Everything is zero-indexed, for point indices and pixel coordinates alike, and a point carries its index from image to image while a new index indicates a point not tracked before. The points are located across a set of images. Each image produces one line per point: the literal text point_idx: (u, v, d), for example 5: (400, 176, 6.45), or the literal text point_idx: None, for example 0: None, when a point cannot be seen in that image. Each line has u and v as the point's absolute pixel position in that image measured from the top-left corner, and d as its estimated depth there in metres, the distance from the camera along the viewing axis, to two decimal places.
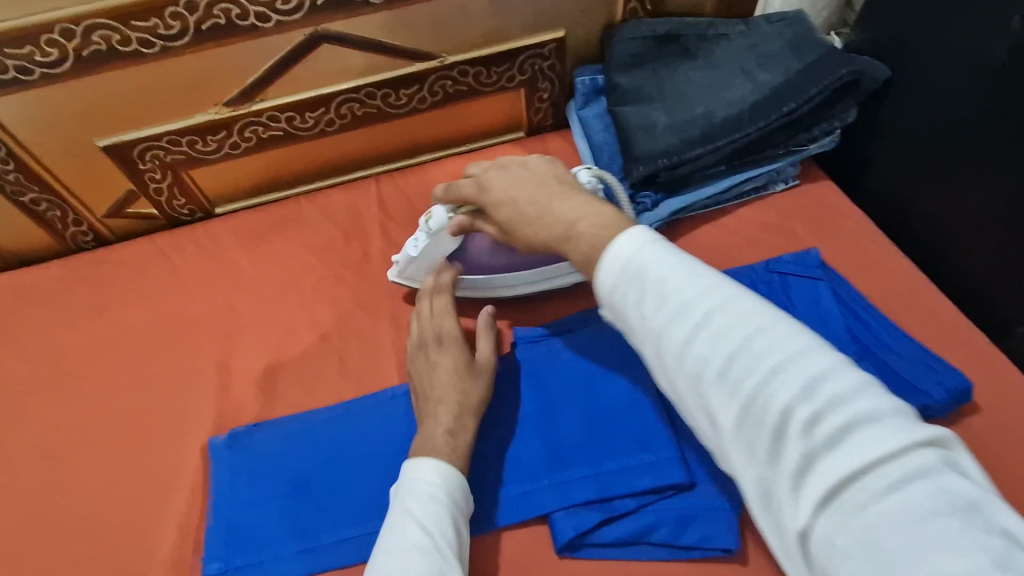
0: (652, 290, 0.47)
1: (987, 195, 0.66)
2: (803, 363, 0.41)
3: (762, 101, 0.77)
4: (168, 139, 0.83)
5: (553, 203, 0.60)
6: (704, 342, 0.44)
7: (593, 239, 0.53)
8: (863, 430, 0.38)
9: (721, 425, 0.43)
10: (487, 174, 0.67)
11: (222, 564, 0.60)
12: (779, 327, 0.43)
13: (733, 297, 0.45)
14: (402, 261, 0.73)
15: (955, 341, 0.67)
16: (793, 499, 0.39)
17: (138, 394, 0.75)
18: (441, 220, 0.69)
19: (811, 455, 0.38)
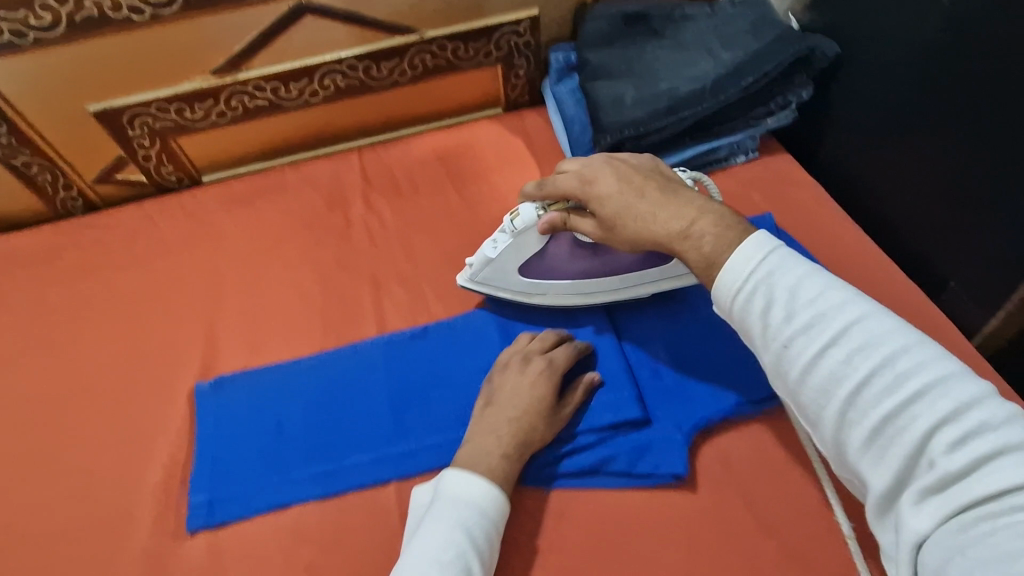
0: (782, 302, 0.47)
1: (924, 160, 0.71)
2: (947, 386, 0.41)
3: (723, 77, 0.82)
4: (156, 106, 0.86)
5: (669, 200, 0.58)
6: (840, 357, 0.44)
7: (716, 241, 0.53)
8: (1007, 456, 0.38)
9: (848, 438, 0.44)
10: (592, 169, 0.64)
11: (207, 495, 0.64)
12: (922, 350, 0.43)
13: (874, 315, 0.45)
14: (477, 263, 0.70)
15: (894, 296, 0.73)
16: (916, 511, 0.40)
17: (127, 347, 0.78)
18: (529, 220, 0.66)
19: (945, 474, 0.39)
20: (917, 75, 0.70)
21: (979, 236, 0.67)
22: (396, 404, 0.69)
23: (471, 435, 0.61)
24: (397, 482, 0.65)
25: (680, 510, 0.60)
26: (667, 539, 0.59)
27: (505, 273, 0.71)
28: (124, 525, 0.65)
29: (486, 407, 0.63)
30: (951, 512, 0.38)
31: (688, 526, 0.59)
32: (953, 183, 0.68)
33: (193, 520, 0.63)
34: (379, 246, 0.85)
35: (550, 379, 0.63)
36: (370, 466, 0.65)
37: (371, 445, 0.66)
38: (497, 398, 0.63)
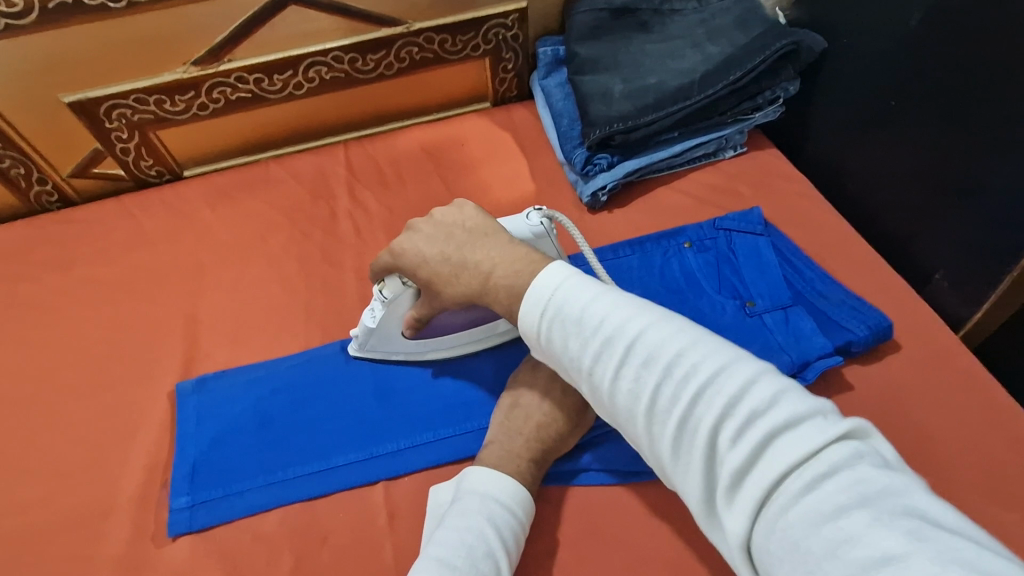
0: (576, 327, 0.47)
1: (907, 154, 0.72)
2: (722, 379, 0.40)
3: (711, 72, 0.82)
4: (135, 98, 0.84)
5: (470, 255, 0.58)
6: (631, 373, 0.43)
7: (510, 290, 0.54)
8: (783, 437, 0.37)
9: (660, 452, 0.42)
10: (399, 240, 0.62)
11: (190, 498, 0.63)
12: (699, 346, 0.42)
13: (655, 321, 0.45)
14: (361, 334, 0.67)
15: (880, 289, 0.73)
16: (727, 517, 0.38)
17: (105, 344, 0.76)
18: (397, 289, 0.63)
19: (736, 470, 0.37)
20: (900, 69, 0.70)
21: (963, 230, 0.67)
22: (384, 403, 0.68)
23: (497, 434, 0.60)
24: (385, 481, 0.63)
25: (672, 505, 0.60)
26: (658, 534, 0.59)
27: (389, 338, 0.67)
28: (101, 527, 0.63)
29: (514, 408, 0.62)
30: (754, 509, 0.36)
31: (679, 520, 0.59)
32: (937, 177, 0.69)
33: (175, 524, 0.61)
34: (365, 241, 0.83)
35: (578, 386, 0.61)
36: (357, 465, 0.64)
37: (357, 444, 0.65)
38: (524, 400, 0.62)
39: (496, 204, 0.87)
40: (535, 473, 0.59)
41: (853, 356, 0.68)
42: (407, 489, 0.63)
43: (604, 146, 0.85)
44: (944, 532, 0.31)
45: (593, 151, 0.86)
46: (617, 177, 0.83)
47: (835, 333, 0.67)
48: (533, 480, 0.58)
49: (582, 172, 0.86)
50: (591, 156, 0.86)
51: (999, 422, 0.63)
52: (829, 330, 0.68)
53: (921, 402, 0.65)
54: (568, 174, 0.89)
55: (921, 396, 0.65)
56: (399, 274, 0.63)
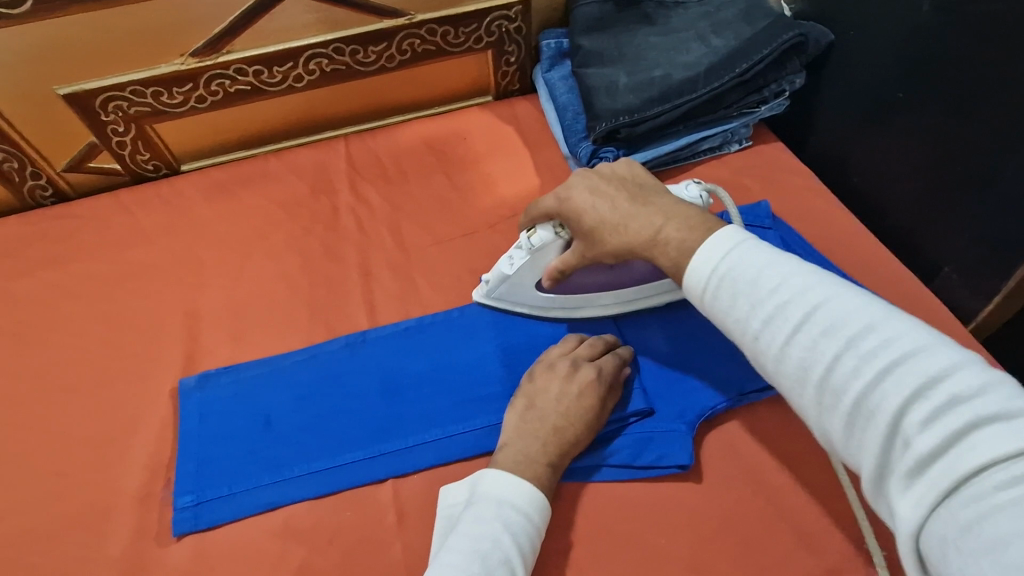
0: (745, 289, 0.45)
1: (918, 146, 0.71)
2: (920, 357, 0.37)
3: (716, 65, 0.81)
4: (131, 90, 0.82)
5: (642, 207, 0.56)
6: (804, 341, 0.41)
7: (682, 244, 0.51)
8: (988, 427, 0.33)
9: (830, 426, 0.40)
10: (566, 185, 0.62)
11: (194, 497, 0.61)
12: (894, 323, 0.39)
13: (842, 293, 0.42)
14: (494, 279, 0.69)
15: (889, 282, 0.73)
16: (898, 500, 0.35)
17: (103, 341, 0.74)
18: (548, 237, 0.64)
19: (921, 453, 0.34)
20: (910, 61, 0.70)
21: (974, 222, 0.67)
22: (391, 399, 0.67)
23: (513, 437, 0.59)
24: (394, 478, 0.62)
25: (684, 500, 0.60)
26: (671, 530, 0.58)
27: (522, 288, 0.68)
28: (102, 528, 0.61)
29: (529, 408, 0.61)
30: (936, 495, 0.33)
31: (691, 516, 0.59)
32: (947, 169, 0.68)
33: (179, 523, 0.60)
34: (368, 236, 0.82)
35: (594, 389, 0.61)
36: (365, 462, 0.63)
37: (365, 441, 0.64)
38: (540, 403, 0.61)
39: (500, 198, 0.86)
40: (553, 477, 0.57)
41: None
42: (416, 486, 0.62)
43: (609, 140, 0.84)
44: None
45: (599, 145, 0.85)
46: None
47: None
48: (550, 486, 0.57)
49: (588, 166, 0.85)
50: (596, 149, 0.85)
51: None
52: None
53: None
54: (572, 168, 0.89)
55: None
56: (554, 221, 0.64)
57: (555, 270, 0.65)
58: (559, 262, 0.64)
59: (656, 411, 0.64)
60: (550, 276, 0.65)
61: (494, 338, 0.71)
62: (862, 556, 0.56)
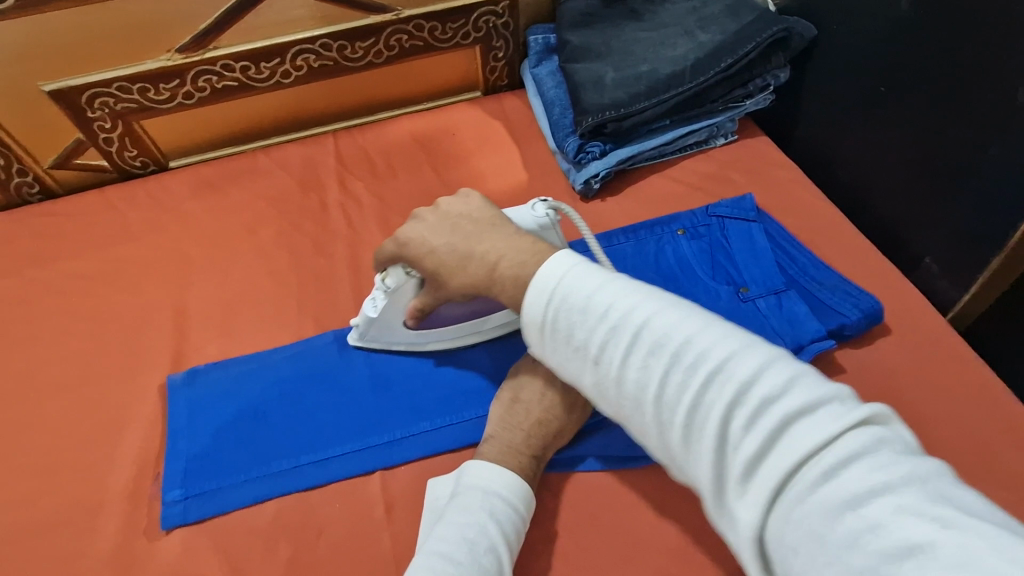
0: (581, 316, 0.45)
1: (899, 139, 0.72)
2: (734, 365, 0.38)
3: (702, 59, 0.82)
4: (117, 86, 0.82)
5: (477, 245, 0.55)
6: (637, 362, 0.42)
7: (516, 281, 0.51)
8: (796, 423, 0.35)
9: (668, 443, 0.41)
10: (403, 228, 0.59)
11: (183, 491, 0.62)
12: (707, 334, 0.40)
13: (662, 308, 0.43)
14: (361, 323, 0.66)
15: (871, 274, 0.74)
16: (735, 507, 0.36)
17: (92, 338, 0.74)
18: (400, 279, 0.61)
19: (749, 457, 0.36)
20: (892, 55, 0.70)
21: (952, 214, 0.68)
22: (378, 393, 0.67)
23: (497, 428, 0.60)
24: (382, 471, 0.63)
25: (669, 489, 0.60)
26: (656, 520, 0.59)
27: (390, 328, 0.66)
28: (91, 523, 0.62)
29: (514, 402, 0.61)
30: (767, 497, 0.35)
31: (676, 506, 0.60)
32: (927, 162, 0.69)
33: (168, 517, 0.61)
34: (357, 231, 0.82)
35: (576, 382, 0.60)
36: (353, 456, 0.63)
37: (353, 435, 0.65)
38: (524, 395, 0.61)
39: (488, 193, 0.86)
40: (536, 467, 0.59)
41: (845, 339, 0.69)
42: (404, 479, 0.63)
43: (596, 134, 0.85)
44: (959, 518, 0.29)
45: (586, 139, 0.85)
46: (609, 165, 0.83)
47: (828, 318, 0.68)
48: (533, 476, 0.59)
49: (574, 161, 0.85)
50: (583, 143, 0.86)
51: (989, 404, 0.64)
52: (822, 315, 0.68)
53: (908, 383, 0.66)
54: (560, 163, 0.89)
55: (909, 378, 0.66)
56: (402, 264, 0.61)
57: (417, 309, 0.63)
58: (417, 301, 0.62)
59: None
60: (413, 314, 0.64)
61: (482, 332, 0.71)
62: None
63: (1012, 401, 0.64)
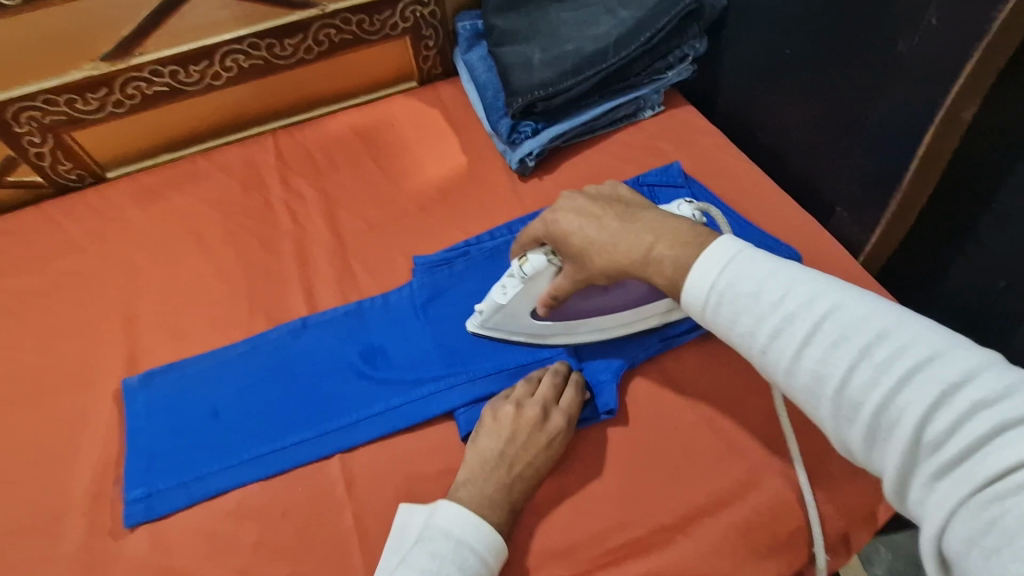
0: (752, 303, 0.45)
1: (805, 98, 0.77)
2: (935, 364, 0.38)
3: (624, 34, 0.84)
4: (43, 99, 0.82)
5: (632, 227, 0.56)
6: (816, 354, 0.42)
7: (676, 261, 0.52)
8: (1005, 431, 0.34)
9: (849, 435, 0.42)
10: (551, 210, 0.62)
11: (145, 489, 0.63)
12: (905, 332, 0.40)
13: (851, 301, 0.43)
14: (487, 309, 0.65)
15: (790, 226, 0.79)
16: (927, 503, 0.36)
17: (40, 351, 0.75)
18: (539, 264, 0.62)
19: (946, 456, 0.36)
20: (790, 19, 0.75)
21: (857, 163, 0.73)
22: (334, 377, 0.69)
23: (480, 481, 0.58)
24: (341, 454, 0.65)
25: (612, 444, 0.64)
26: (602, 472, 0.62)
27: (517, 317, 0.66)
28: (55, 530, 0.62)
29: (500, 453, 0.59)
30: (964, 495, 0.34)
31: (621, 456, 0.63)
32: (830, 117, 0.74)
33: (132, 515, 0.62)
34: (302, 226, 0.84)
35: (564, 436, 0.61)
36: (312, 442, 0.65)
37: (311, 422, 0.66)
38: (509, 449, 0.59)
39: (429, 179, 0.89)
40: (515, 515, 0.58)
41: None
42: (362, 458, 0.65)
43: (527, 114, 0.88)
44: None
45: (518, 120, 0.88)
46: (542, 143, 0.86)
47: None
48: (511, 525, 0.58)
49: (509, 141, 0.88)
50: (516, 124, 0.89)
51: None
52: None
53: None
54: (496, 145, 0.91)
55: None
56: (545, 247, 0.62)
57: (550, 297, 0.63)
58: (553, 288, 0.63)
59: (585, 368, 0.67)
60: (545, 302, 0.64)
61: (431, 314, 0.73)
62: (773, 469, 0.61)
63: None
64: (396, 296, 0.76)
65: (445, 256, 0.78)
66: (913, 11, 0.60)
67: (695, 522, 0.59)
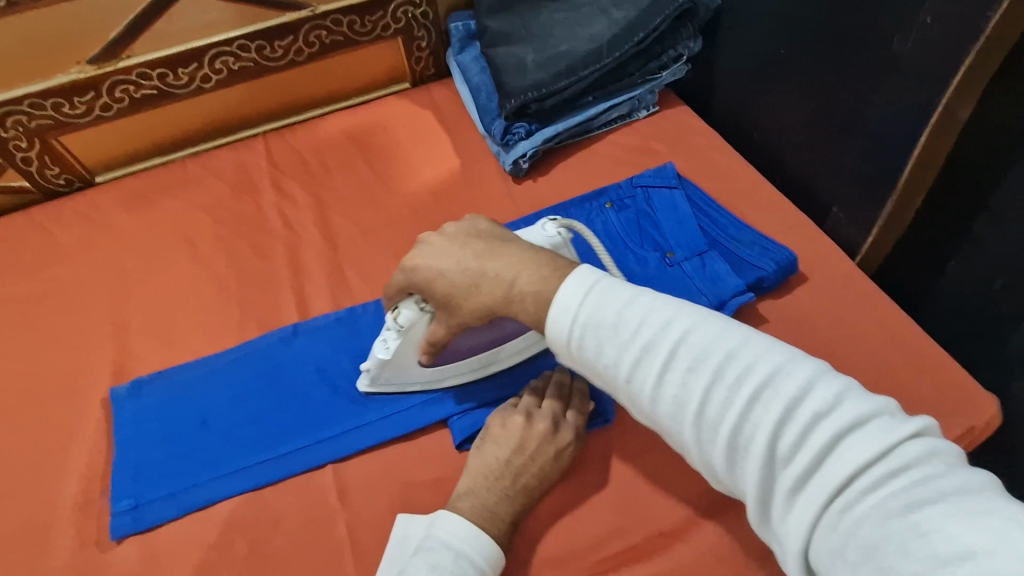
0: (614, 331, 0.45)
1: (799, 97, 0.76)
2: (781, 380, 0.40)
3: (617, 35, 0.83)
4: (29, 103, 0.80)
5: (490, 265, 0.54)
6: (677, 379, 0.42)
7: (537, 297, 0.50)
8: (846, 439, 0.37)
9: (710, 458, 0.42)
10: (408, 256, 0.57)
11: (133, 500, 0.62)
12: (750, 348, 0.42)
13: (700, 323, 0.44)
14: (372, 367, 0.63)
15: (787, 228, 0.78)
16: (788, 518, 0.38)
17: (28, 360, 0.73)
18: (412, 315, 0.59)
19: (801, 470, 0.37)
20: (784, 18, 0.74)
21: (852, 162, 0.72)
22: (325, 384, 0.69)
23: (482, 491, 0.57)
24: (333, 464, 0.64)
25: (609, 451, 0.63)
26: (599, 479, 0.62)
27: (404, 367, 0.64)
28: (43, 542, 0.61)
29: (505, 464, 0.58)
30: (818, 505, 0.36)
31: (617, 461, 0.62)
32: (827, 115, 0.73)
33: (119, 527, 0.61)
34: (294, 230, 0.83)
35: (572, 451, 0.60)
36: (303, 452, 0.64)
37: (301, 431, 0.65)
38: (515, 459, 0.58)
39: (422, 182, 0.88)
40: (515, 528, 0.57)
41: (766, 291, 0.73)
42: (355, 466, 0.64)
43: (521, 115, 0.87)
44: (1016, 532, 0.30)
45: (511, 121, 0.87)
46: (536, 144, 0.85)
47: (748, 273, 0.72)
48: (510, 538, 0.57)
49: (503, 143, 0.87)
50: (509, 125, 0.87)
51: (898, 336, 0.68)
52: (742, 270, 0.72)
53: (824, 325, 0.70)
54: (490, 147, 0.90)
55: (826, 320, 0.70)
56: (412, 298, 0.59)
57: (429, 344, 0.60)
58: (431, 335, 0.60)
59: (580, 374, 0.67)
60: (426, 350, 0.61)
61: None
62: None
63: (917, 330, 0.69)
64: (388, 302, 0.75)
65: None
66: (909, 7, 0.59)
67: (694, 528, 0.58)
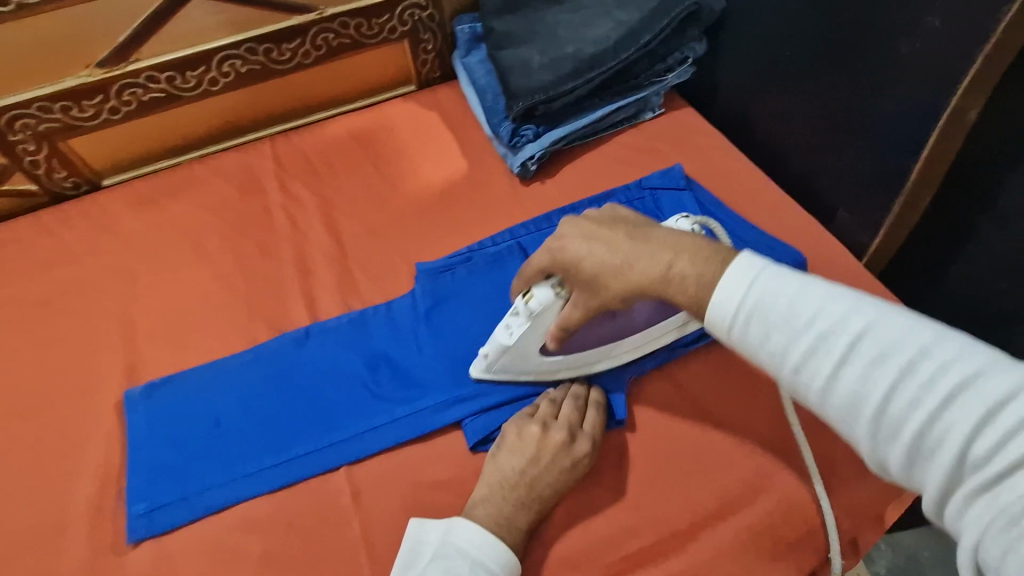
0: (781, 321, 0.45)
1: (805, 99, 0.77)
2: (983, 380, 0.37)
3: (623, 37, 0.84)
4: (38, 106, 0.81)
5: (645, 247, 0.54)
6: (854, 373, 0.42)
7: (699, 279, 0.50)
8: None
9: (885, 455, 0.41)
10: (557, 236, 0.59)
11: (147, 503, 0.62)
12: (946, 347, 0.40)
13: (891, 317, 0.42)
14: (492, 353, 0.63)
15: (794, 229, 0.79)
16: (969, 519, 0.37)
17: (38, 363, 0.74)
18: (547, 298, 0.59)
19: (994, 473, 0.35)
20: (788, 21, 0.75)
21: (859, 164, 0.73)
22: (338, 387, 0.69)
23: (497, 500, 0.58)
24: (347, 466, 0.64)
25: (621, 452, 0.64)
26: (611, 480, 0.62)
27: (525, 354, 0.63)
28: (56, 545, 0.62)
29: (520, 474, 0.58)
30: (1001, 515, 0.35)
31: (629, 462, 0.63)
32: (832, 117, 0.74)
33: (134, 530, 0.61)
34: (301, 232, 0.83)
35: (588, 461, 0.60)
36: (317, 454, 0.65)
37: (315, 434, 0.66)
38: (530, 470, 0.59)
39: (429, 184, 0.88)
40: (529, 536, 0.58)
41: None
42: (368, 468, 0.64)
43: (528, 117, 0.87)
44: None
45: (519, 123, 0.88)
46: (543, 146, 0.86)
47: None
48: (524, 547, 0.57)
49: (510, 144, 0.87)
50: (516, 127, 0.88)
51: None
52: None
53: None
54: (497, 148, 0.91)
55: None
56: (551, 280, 0.60)
57: (560, 329, 0.61)
58: (564, 319, 0.60)
59: (592, 375, 0.67)
60: (555, 336, 0.61)
61: (436, 321, 0.73)
62: (782, 475, 0.61)
63: None
64: (398, 304, 0.75)
65: (448, 262, 0.77)
66: (915, 11, 0.60)
67: (705, 528, 0.59)
